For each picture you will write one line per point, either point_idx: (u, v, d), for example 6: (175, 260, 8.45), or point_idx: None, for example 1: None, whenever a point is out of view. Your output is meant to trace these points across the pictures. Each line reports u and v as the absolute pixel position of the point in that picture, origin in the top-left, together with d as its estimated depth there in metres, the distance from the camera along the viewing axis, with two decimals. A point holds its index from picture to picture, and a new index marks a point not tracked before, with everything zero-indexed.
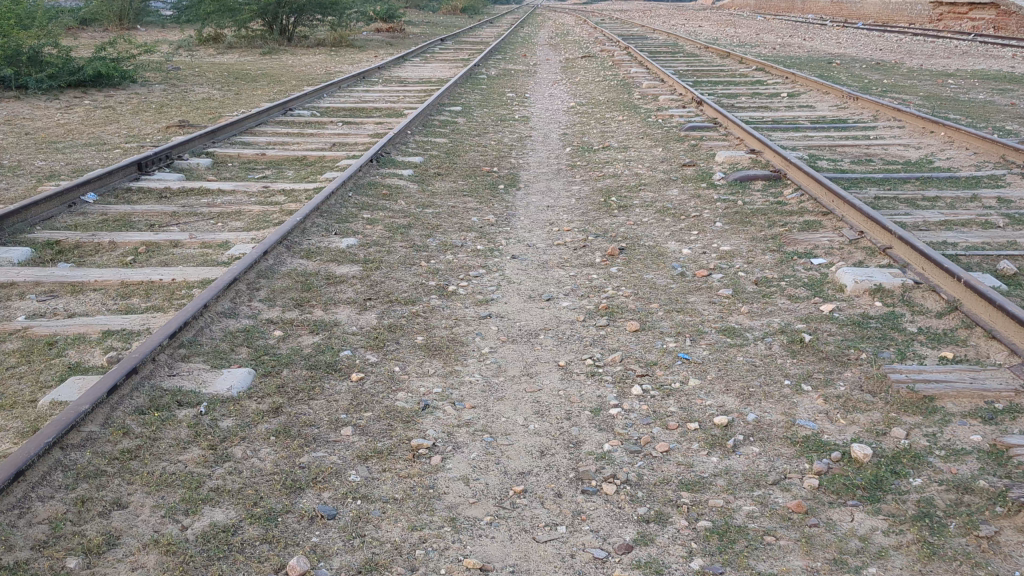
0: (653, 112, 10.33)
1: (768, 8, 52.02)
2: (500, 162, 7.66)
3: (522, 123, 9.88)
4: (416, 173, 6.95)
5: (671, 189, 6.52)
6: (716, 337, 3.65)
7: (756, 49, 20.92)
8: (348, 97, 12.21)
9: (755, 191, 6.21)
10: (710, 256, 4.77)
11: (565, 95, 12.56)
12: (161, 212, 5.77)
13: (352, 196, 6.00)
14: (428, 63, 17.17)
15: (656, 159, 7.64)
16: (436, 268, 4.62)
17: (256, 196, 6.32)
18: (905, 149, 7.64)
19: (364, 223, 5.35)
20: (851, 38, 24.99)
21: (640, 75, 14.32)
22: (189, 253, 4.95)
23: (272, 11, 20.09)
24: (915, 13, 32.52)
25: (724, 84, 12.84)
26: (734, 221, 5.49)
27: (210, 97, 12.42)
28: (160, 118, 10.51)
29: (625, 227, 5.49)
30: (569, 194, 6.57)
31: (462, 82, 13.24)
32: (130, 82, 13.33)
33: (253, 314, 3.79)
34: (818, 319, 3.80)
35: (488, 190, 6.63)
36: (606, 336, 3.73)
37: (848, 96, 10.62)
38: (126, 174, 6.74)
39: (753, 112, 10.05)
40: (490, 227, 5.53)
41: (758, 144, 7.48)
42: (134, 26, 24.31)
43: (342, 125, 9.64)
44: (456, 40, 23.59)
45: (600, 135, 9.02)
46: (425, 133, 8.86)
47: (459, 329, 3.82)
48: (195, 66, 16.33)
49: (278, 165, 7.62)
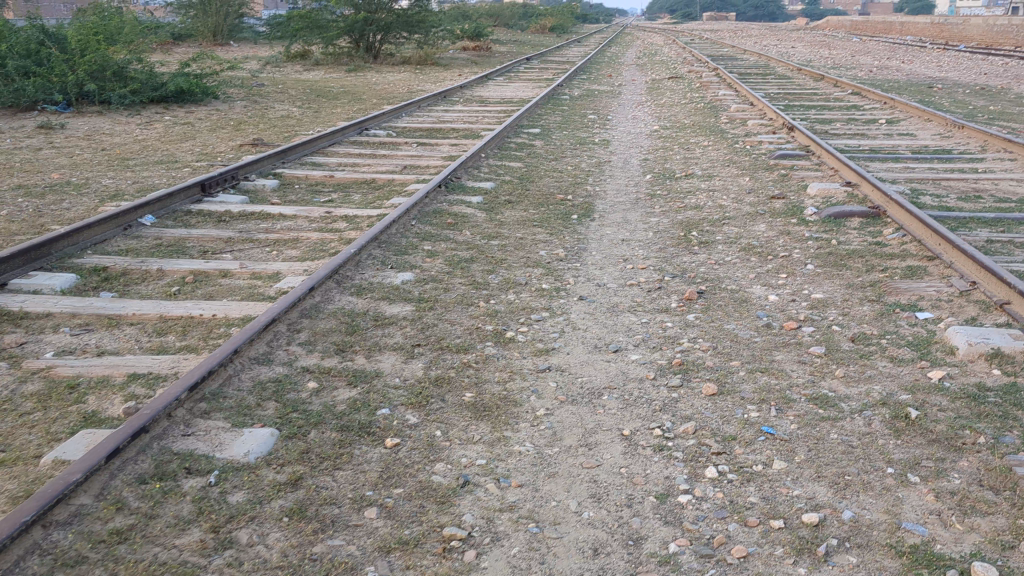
0: (741, 137, 9.82)
1: (866, 29, 50.57)
2: (575, 189, 7.26)
3: (601, 147, 9.48)
4: (486, 200, 6.60)
5: (758, 223, 6.03)
6: (804, 407, 3.19)
7: (851, 73, 20.12)
8: (427, 116, 11.98)
9: (851, 230, 5.67)
10: (799, 305, 4.29)
11: (649, 118, 12.11)
12: (217, 238, 5.55)
13: (416, 224, 5.68)
14: (511, 83, 16.89)
15: (743, 189, 7.14)
16: (496, 309, 4.25)
17: (317, 221, 6.06)
18: (1018, 185, 6.99)
19: (423, 255, 5.02)
20: (953, 62, 23.94)
21: (729, 97, 13.79)
22: (237, 284, 4.68)
23: (359, 28, 20.13)
24: (1021, 36, 31.17)
25: (818, 109, 12.23)
26: (828, 263, 4.98)
27: (289, 114, 12.35)
28: (236, 135, 10.43)
29: (705, 267, 5.03)
30: (646, 226, 6.13)
31: (543, 103, 12.91)
32: (212, 97, 13.37)
33: (289, 361, 3.46)
34: (925, 389, 3.29)
35: (560, 220, 6.24)
36: (678, 399, 3.28)
37: (952, 123, 9.93)
38: (189, 195, 6.56)
39: (849, 139, 9.45)
40: (559, 263, 5.12)
41: (854, 176, 6.93)
42: (226, 42, 24.75)
43: (416, 146, 9.38)
44: (542, 60, 23.35)
45: (684, 161, 8.56)
46: (500, 156, 8.52)
47: (513, 384, 3.43)
48: (279, 83, 16.39)
49: (345, 188, 7.37)
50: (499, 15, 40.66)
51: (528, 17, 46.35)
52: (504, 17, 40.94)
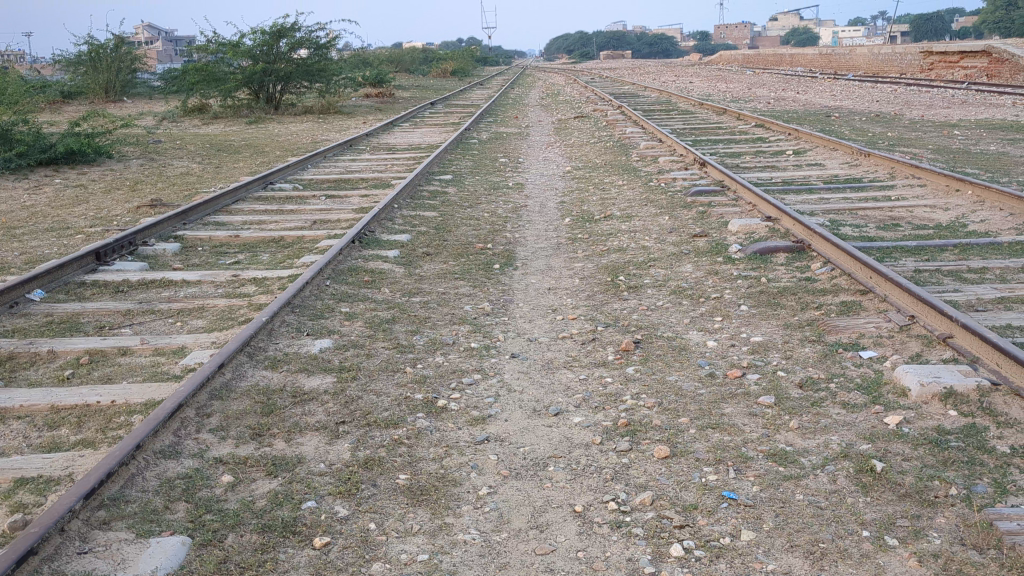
0: (654, 175, 9.77)
1: (758, 61, 52.11)
2: (493, 237, 7.04)
3: (515, 191, 9.30)
4: (403, 254, 6.32)
5: (685, 264, 5.90)
6: (763, 465, 2.99)
7: (750, 105, 20.55)
8: (334, 167, 11.66)
9: (779, 266, 5.57)
10: (740, 350, 4.12)
11: (560, 158, 12.02)
12: (114, 312, 5.14)
13: (331, 284, 5.36)
14: (418, 128, 16.70)
15: (664, 229, 7.02)
16: (424, 374, 3.96)
17: (223, 286, 5.69)
18: (932, 211, 7.03)
19: (341, 318, 4.71)
20: (845, 90, 24.68)
21: (636, 134, 13.84)
22: (139, 363, 4.30)
23: (258, 79, 19.72)
24: (904, 63, 32.44)
25: (725, 143, 12.34)
26: (762, 303, 4.85)
27: (189, 171, 11.89)
28: (133, 196, 9.95)
29: (637, 313, 4.84)
30: (570, 273, 5.94)
31: (453, 148, 12.72)
32: (105, 157, 12.81)
33: (200, 452, 3.12)
34: (885, 436, 3.13)
35: (482, 270, 6.00)
36: (630, 466, 3.05)
37: (858, 151, 10.06)
38: (83, 265, 6.13)
39: (760, 172, 9.48)
40: (485, 317, 4.87)
41: (773, 210, 6.88)
42: (120, 98, 24.02)
43: (325, 199, 9.07)
44: (447, 103, 23.25)
45: (600, 202, 8.44)
46: (413, 206, 8.26)
47: (450, 460, 3.14)
48: (177, 138, 15.87)
49: (253, 247, 7.02)
50: (400, 61, 40.58)
51: (428, 61, 46.41)
52: (405, 63, 40.92)
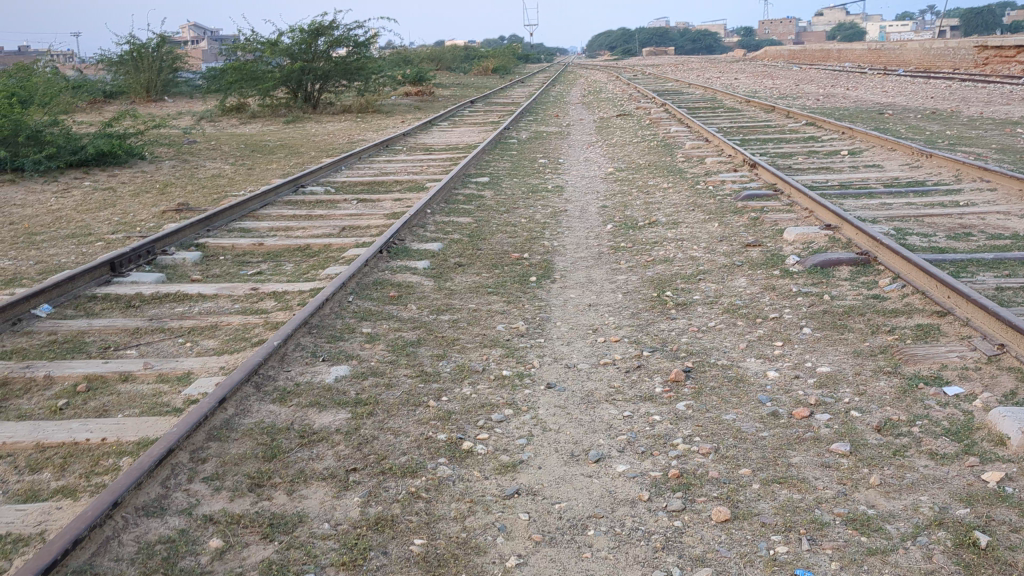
0: (702, 176, 9.29)
1: (805, 57, 51.07)
2: (530, 245, 6.60)
3: (555, 195, 8.87)
4: (433, 265, 5.91)
5: (737, 278, 5.42)
6: (841, 534, 2.54)
7: (798, 102, 19.92)
8: (368, 168, 11.31)
9: (842, 281, 5.08)
10: (805, 383, 3.65)
11: (602, 159, 11.57)
12: (122, 330, 4.80)
13: (354, 300, 4.97)
14: (457, 127, 16.35)
15: (714, 237, 6.54)
16: (450, 410, 3.54)
17: (241, 301, 5.33)
18: (1006, 219, 6.48)
19: (362, 341, 4.31)
20: (897, 86, 23.88)
21: (681, 133, 13.34)
22: (140, 391, 3.95)
23: (296, 78, 19.48)
24: (959, 57, 31.44)
25: (775, 142, 11.80)
26: (826, 325, 4.37)
27: (221, 173, 11.62)
28: (161, 199, 9.68)
29: (686, 336, 4.38)
30: (613, 287, 5.49)
31: (491, 148, 12.31)
32: (138, 158, 12.58)
33: (189, 509, 2.73)
34: (986, 499, 2.65)
35: (517, 284, 5.57)
36: (683, 532, 2.61)
37: (919, 152, 9.47)
38: (96, 276, 5.82)
39: (815, 174, 8.95)
40: (519, 340, 4.44)
41: (832, 218, 6.37)
42: (161, 97, 23.93)
43: (356, 203, 8.71)
44: (487, 102, 22.85)
45: (645, 206, 7.98)
46: (447, 211, 7.86)
47: (474, 520, 2.72)
48: (212, 138, 15.66)
49: (277, 256, 6.66)
50: (441, 59, 40.30)
51: (470, 59, 46.08)
52: (446, 61, 40.66)
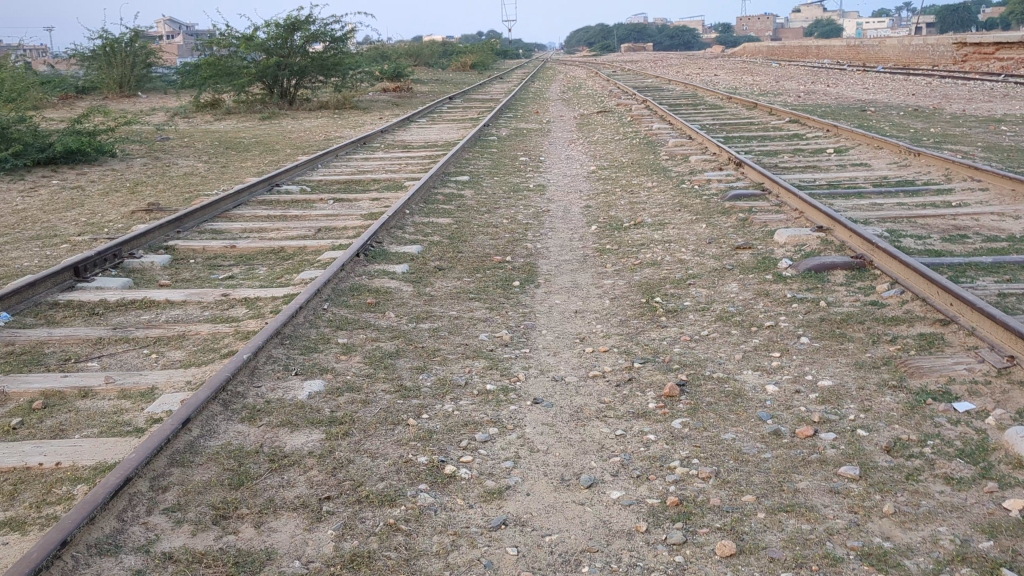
0: (686, 175, 9.10)
1: (784, 54, 51.13)
2: (512, 248, 6.39)
3: (537, 194, 8.67)
4: (413, 269, 5.68)
5: (729, 282, 5.23)
6: (856, 571, 2.34)
7: (780, 99, 19.79)
8: (345, 167, 11.06)
9: (838, 286, 4.90)
10: (806, 399, 3.46)
11: (584, 157, 11.37)
12: (84, 341, 4.55)
13: (329, 307, 4.74)
14: (436, 124, 16.10)
15: (702, 239, 6.36)
16: (431, 428, 3.32)
17: (211, 308, 5.09)
18: (1000, 220, 6.33)
19: (337, 352, 4.08)
20: (877, 83, 23.83)
21: (663, 130, 13.18)
22: (100, 408, 3.70)
23: (272, 73, 19.16)
24: (937, 54, 31.48)
25: (758, 140, 11.66)
26: (824, 334, 4.19)
27: (193, 171, 11.34)
28: (131, 199, 9.40)
29: (679, 346, 4.18)
30: (599, 292, 5.28)
31: (470, 146, 12.09)
32: (108, 155, 12.27)
33: (146, 546, 2.50)
34: (1011, 529, 2.46)
35: (499, 289, 5.35)
36: (686, 569, 2.40)
37: (906, 150, 9.33)
38: (59, 282, 5.55)
39: (802, 173, 8.79)
40: (504, 351, 4.23)
41: (824, 219, 6.19)
42: (135, 93, 23.51)
43: (333, 203, 8.47)
44: (465, 98, 22.60)
45: (630, 206, 7.79)
46: (426, 211, 7.63)
47: (459, 557, 2.50)
48: (186, 135, 15.36)
49: (250, 259, 6.42)
50: (419, 55, 40.06)
51: (448, 55, 45.74)
52: (424, 56, 40.37)
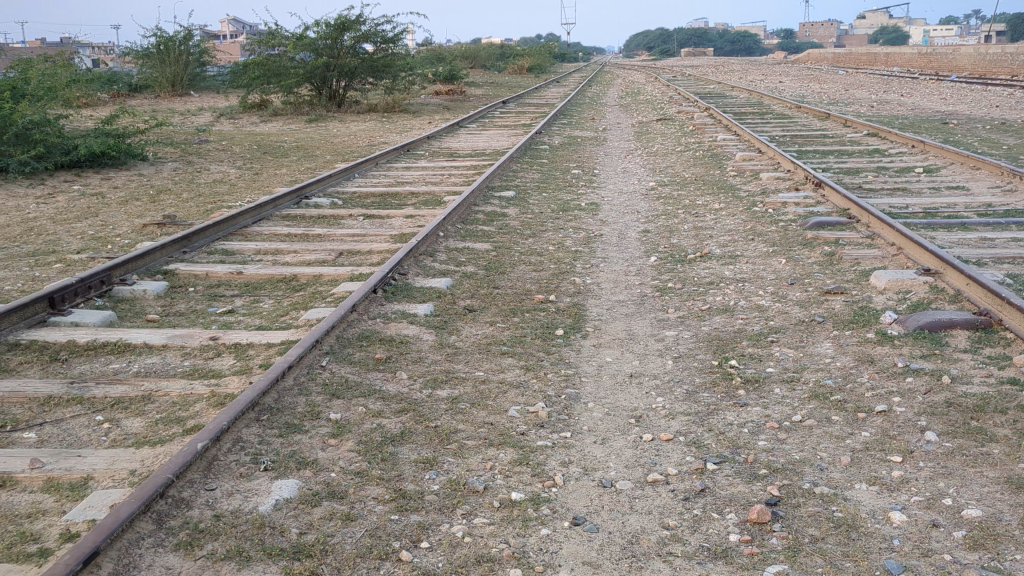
0: (758, 196, 8.10)
1: (849, 61, 49.27)
2: (557, 283, 5.48)
3: (588, 214, 7.76)
4: (438, 309, 4.81)
5: (822, 341, 4.27)
6: None
7: (851, 108, 18.58)
8: (384, 176, 10.25)
9: (962, 354, 3.91)
10: (951, 543, 2.50)
11: (642, 171, 10.42)
12: (32, 400, 3.73)
13: (329, 364, 3.87)
14: (486, 130, 15.25)
15: (781, 279, 5.39)
16: (428, 569, 2.43)
17: (195, 356, 4.27)
18: None
19: (326, 435, 3.20)
20: (957, 93, 22.40)
21: (729, 142, 12.16)
22: (15, 506, 2.86)
23: (320, 74, 18.47)
24: (1016, 63, 29.79)
25: (836, 155, 10.61)
26: (957, 430, 3.21)
27: (223, 178, 10.61)
28: (150, 209, 8.68)
29: (765, 439, 3.24)
30: (660, 346, 4.36)
31: (520, 155, 11.22)
32: (138, 158, 11.61)
33: None
34: None
35: (539, 339, 4.45)
36: None
37: (1010, 172, 8.21)
38: (29, 315, 4.76)
39: (891, 197, 7.74)
40: (539, 435, 3.32)
41: (930, 259, 5.18)
42: (187, 92, 23.03)
43: (362, 221, 7.64)
44: (519, 103, 21.74)
45: (695, 232, 6.85)
46: (463, 233, 6.76)
47: None
48: (226, 137, 14.75)
49: (257, 288, 5.59)
50: (476, 57, 39.32)
51: (505, 57, 44.95)
52: (480, 59, 39.54)
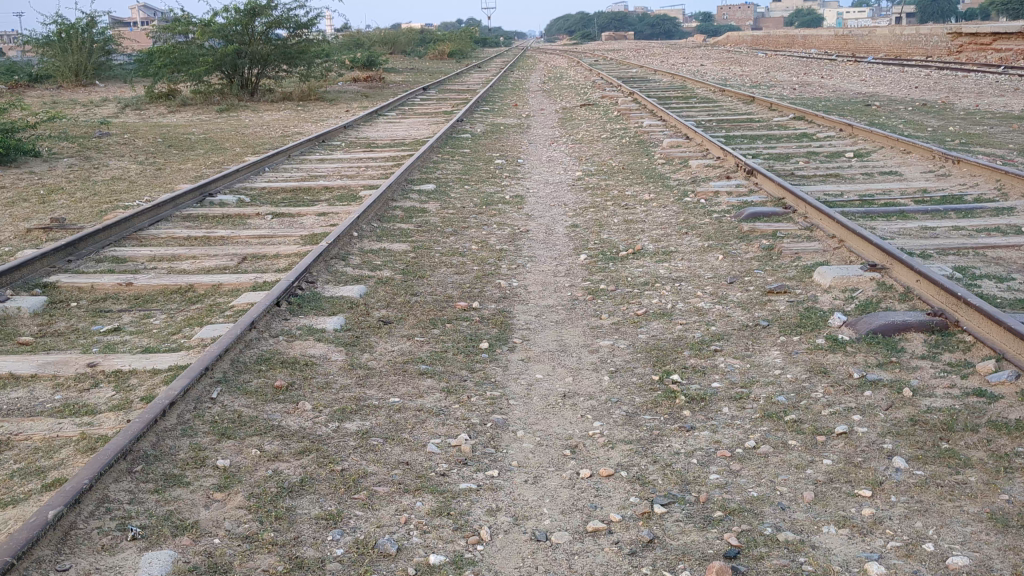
0: (688, 185, 7.78)
1: (769, 43, 49.73)
2: (481, 287, 5.05)
3: (513, 207, 7.34)
4: (349, 323, 4.34)
5: (770, 349, 3.92)
6: None
7: (774, 91, 18.50)
8: (297, 169, 9.68)
9: (920, 362, 3.60)
10: None
11: (568, 159, 10.04)
12: None
13: (220, 396, 3.37)
14: (406, 119, 14.72)
15: (719, 277, 5.05)
16: None
17: (69, 387, 3.73)
18: None
19: (211, 490, 2.72)
20: (874, 74, 22.53)
21: (655, 127, 11.87)
22: None
23: (231, 62, 17.65)
24: (930, 45, 30.25)
25: (764, 140, 10.38)
26: (926, 454, 2.87)
27: (123, 175, 9.90)
28: (39, 211, 7.99)
29: (717, 472, 2.87)
30: (595, 359, 3.97)
31: (441, 145, 10.75)
32: (31, 155, 10.81)
33: None
34: None
35: (461, 354, 4.02)
36: None
37: (942, 156, 8.03)
38: None
39: (825, 184, 7.49)
40: (459, 476, 2.89)
41: (874, 253, 4.88)
42: (91, 81, 21.92)
43: (270, 220, 7.11)
44: (440, 89, 21.22)
45: (626, 226, 6.49)
46: (379, 232, 6.29)
47: None
48: (129, 129, 13.94)
49: (149, 301, 5.05)
50: (396, 42, 38.54)
51: (425, 43, 44.18)
52: (401, 44, 38.70)
